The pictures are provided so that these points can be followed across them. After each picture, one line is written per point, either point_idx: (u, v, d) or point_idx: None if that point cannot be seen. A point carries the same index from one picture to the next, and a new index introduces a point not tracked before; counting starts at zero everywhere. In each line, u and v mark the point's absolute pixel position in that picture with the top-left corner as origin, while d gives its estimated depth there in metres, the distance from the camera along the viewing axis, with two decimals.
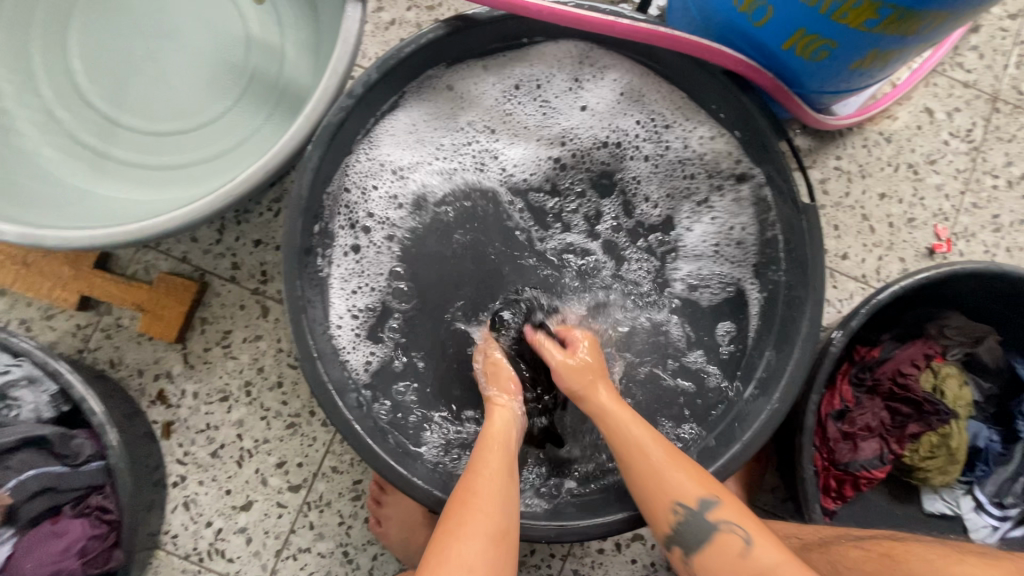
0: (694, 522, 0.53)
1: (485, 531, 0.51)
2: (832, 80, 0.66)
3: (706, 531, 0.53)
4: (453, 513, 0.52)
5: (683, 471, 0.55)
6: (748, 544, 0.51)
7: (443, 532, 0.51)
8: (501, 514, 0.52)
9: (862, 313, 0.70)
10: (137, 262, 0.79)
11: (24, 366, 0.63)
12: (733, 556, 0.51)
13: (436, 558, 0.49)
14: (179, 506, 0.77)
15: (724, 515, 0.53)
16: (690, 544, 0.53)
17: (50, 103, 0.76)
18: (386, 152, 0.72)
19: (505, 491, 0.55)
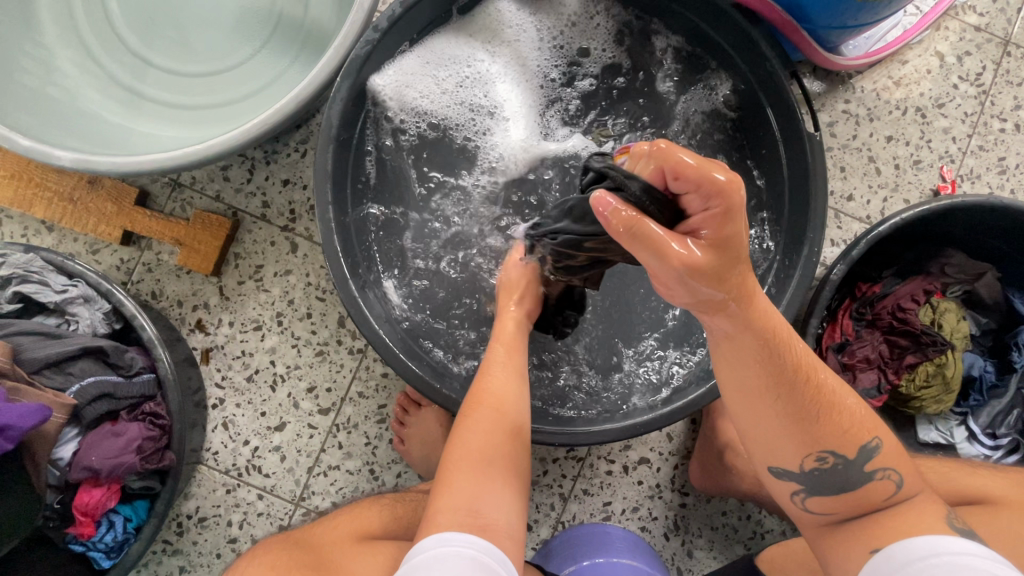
0: (846, 466, 0.51)
1: (498, 429, 0.58)
2: (839, 15, 0.68)
3: (859, 477, 0.51)
4: (467, 414, 0.59)
5: (858, 411, 0.51)
6: (897, 488, 0.51)
7: (459, 432, 0.58)
8: (511, 414, 0.59)
9: (862, 244, 0.72)
10: (174, 200, 0.84)
11: (80, 286, 0.68)
12: (878, 496, 0.51)
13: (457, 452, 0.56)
14: (219, 426, 0.83)
15: (881, 461, 0.51)
16: (839, 484, 0.51)
17: (89, 47, 0.80)
18: (400, 93, 0.74)
19: (518, 391, 0.62)
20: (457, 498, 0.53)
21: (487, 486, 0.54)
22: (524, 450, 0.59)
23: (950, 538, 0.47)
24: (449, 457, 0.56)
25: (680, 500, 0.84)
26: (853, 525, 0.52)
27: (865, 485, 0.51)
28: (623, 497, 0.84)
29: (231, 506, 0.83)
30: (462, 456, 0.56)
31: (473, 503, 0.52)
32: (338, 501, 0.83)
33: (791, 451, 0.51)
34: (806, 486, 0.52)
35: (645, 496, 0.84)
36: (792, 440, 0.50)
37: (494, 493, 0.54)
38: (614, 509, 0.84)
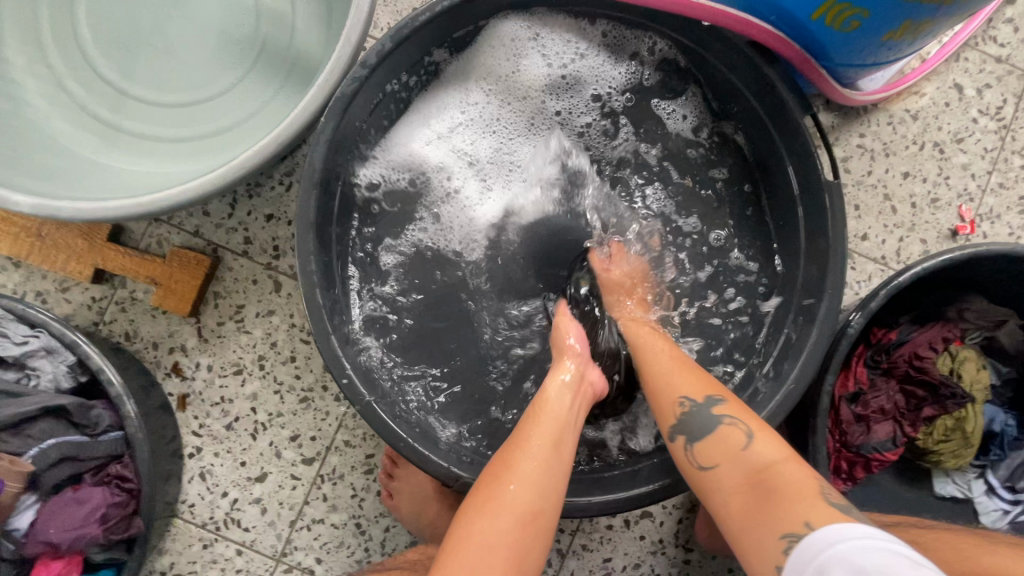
0: (698, 416, 0.55)
1: (514, 510, 0.51)
2: (860, 53, 0.64)
3: (709, 425, 0.54)
4: (483, 489, 0.52)
5: (688, 375, 0.58)
6: (749, 439, 0.52)
7: (469, 506, 0.52)
8: (532, 498, 0.52)
9: (882, 295, 0.68)
10: (149, 236, 0.79)
11: (41, 337, 0.63)
12: (734, 448, 0.52)
13: (462, 530, 0.50)
14: (196, 477, 0.78)
15: (728, 411, 0.54)
16: (695, 431, 0.54)
17: (60, 74, 0.75)
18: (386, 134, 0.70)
19: (549, 463, 0.54)
20: None
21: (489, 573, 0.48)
22: (542, 541, 0.52)
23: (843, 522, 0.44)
24: (454, 528, 0.51)
25: (684, 556, 0.80)
26: (724, 477, 0.52)
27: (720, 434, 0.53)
28: (624, 553, 0.80)
29: (208, 562, 0.78)
30: (465, 531, 0.50)
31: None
32: (322, 557, 0.78)
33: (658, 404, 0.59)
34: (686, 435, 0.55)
35: (648, 552, 0.80)
36: (660, 405, 0.58)
37: None
38: (614, 566, 0.79)
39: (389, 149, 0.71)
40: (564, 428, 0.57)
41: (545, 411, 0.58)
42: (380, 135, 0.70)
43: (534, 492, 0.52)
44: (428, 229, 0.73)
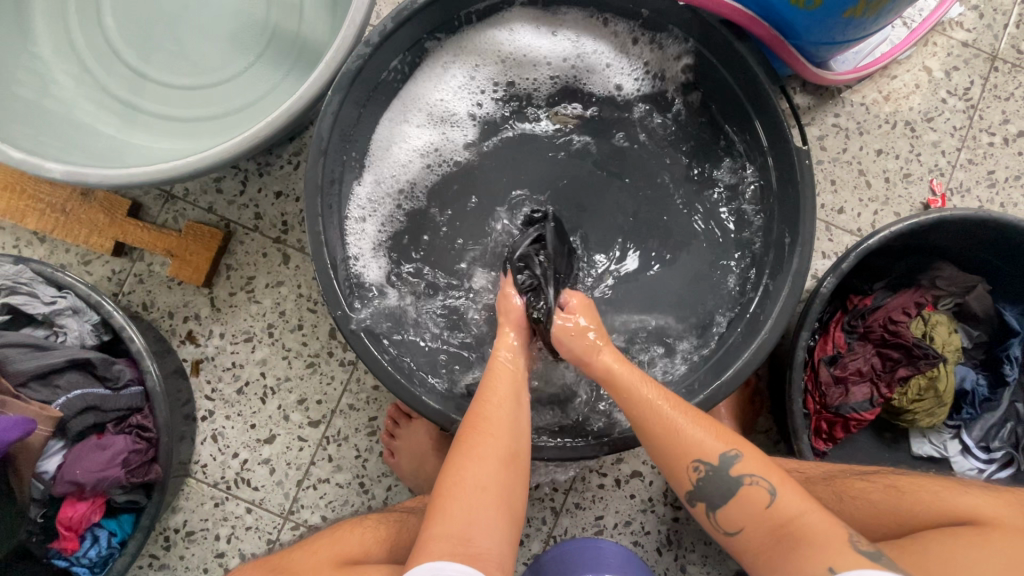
0: (715, 478, 0.55)
1: (498, 453, 0.56)
2: (826, 31, 0.69)
3: (728, 486, 0.55)
4: (465, 435, 0.57)
5: (705, 431, 0.57)
6: (771, 496, 0.53)
7: (456, 452, 0.56)
8: (508, 440, 0.57)
9: (852, 257, 0.72)
10: (166, 212, 0.84)
11: (69, 298, 0.68)
12: (758, 508, 0.54)
13: (451, 475, 0.54)
14: (208, 438, 0.83)
15: (746, 469, 0.55)
16: (712, 496, 0.55)
17: (85, 60, 0.80)
18: (391, 115, 0.75)
19: (517, 404, 0.60)
20: (451, 526, 0.51)
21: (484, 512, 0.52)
22: (520, 478, 0.57)
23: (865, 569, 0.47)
24: (444, 475, 0.55)
25: (673, 515, 0.83)
26: (751, 533, 0.54)
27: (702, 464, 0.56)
28: (615, 511, 0.83)
29: (219, 520, 0.82)
30: (458, 472, 0.54)
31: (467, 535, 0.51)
32: (327, 515, 0.82)
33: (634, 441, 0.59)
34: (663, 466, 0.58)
35: (638, 510, 0.83)
36: (668, 458, 0.57)
37: (488, 530, 0.52)
38: (605, 523, 0.83)
39: (396, 129, 0.75)
40: (519, 375, 0.63)
41: (502, 369, 0.63)
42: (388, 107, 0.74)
43: (505, 434, 0.57)
44: (438, 207, 0.78)
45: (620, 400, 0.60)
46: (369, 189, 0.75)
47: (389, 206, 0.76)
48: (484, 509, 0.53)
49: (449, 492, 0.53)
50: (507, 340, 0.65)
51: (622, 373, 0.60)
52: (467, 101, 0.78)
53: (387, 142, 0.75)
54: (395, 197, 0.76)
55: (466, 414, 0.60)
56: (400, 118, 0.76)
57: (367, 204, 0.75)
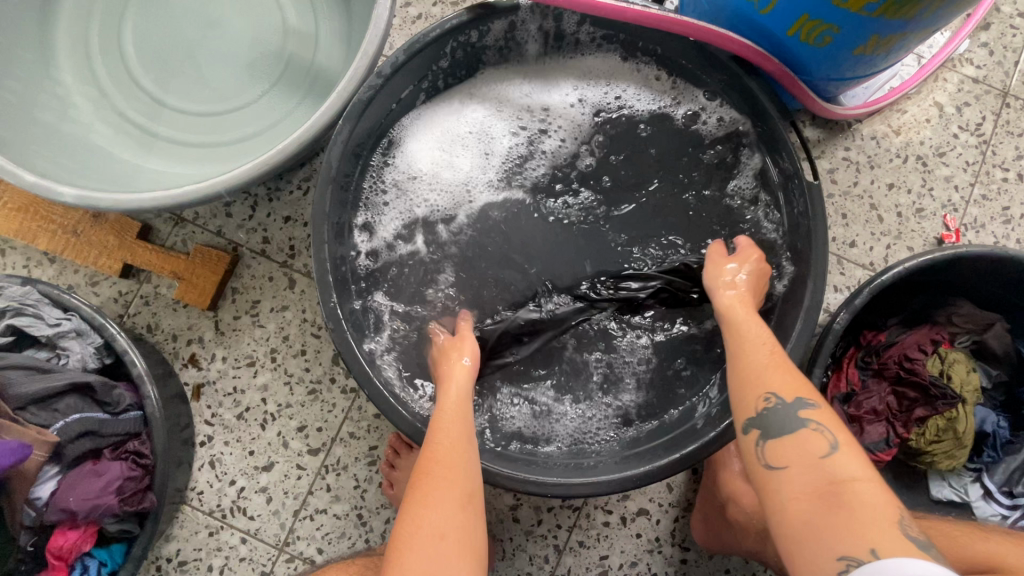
0: (781, 414, 0.52)
1: (450, 494, 0.54)
2: (837, 67, 0.69)
3: (791, 425, 0.51)
4: (417, 486, 0.55)
5: (784, 374, 0.54)
6: (832, 449, 0.49)
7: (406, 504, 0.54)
8: (464, 479, 0.56)
9: (865, 293, 0.71)
10: (175, 235, 0.85)
11: (73, 320, 0.68)
12: (813, 455, 0.49)
13: (407, 527, 0.53)
14: (206, 464, 0.81)
15: (815, 416, 0.51)
16: (772, 432, 0.52)
17: (104, 86, 0.82)
18: (409, 134, 0.76)
19: (463, 432, 0.60)
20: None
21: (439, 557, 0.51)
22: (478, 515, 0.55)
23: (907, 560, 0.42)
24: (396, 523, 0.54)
25: (681, 556, 0.80)
26: (792, 479, 0.48)
27: (835, 484, 0.46)
28: (621, 551, 0.80)
29: (213, 549, 0.80)
30: (408, 518, 0.53)
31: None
32: (323, 547, 0.80)
33: (741, 409, 0.54)
34: (761, 433, 0.52)
35: (644, 551, 0.80)
36: (789, 449, 0.50)
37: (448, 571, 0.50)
38: (610, 563, 0.80)
39: (412, 147, 0.76)
40: (462, 405, 0.63)
41: (448, 408, 0.62)
42: (393, 127, 0.75)
43: (459, 475, 0.56)
44: (446, 232, 0.77)
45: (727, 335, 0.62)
46: (375, 207, 0.75)
47: (396, 226, 0.76)
48: (445, 556, 0.51)
49: (405, 546, 0.52)
50: (454, 376, 0.66)
51: (745, 322, 0.61)
52: (482, 129, 0.78)
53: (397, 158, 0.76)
54: (402, 218, 0.76)
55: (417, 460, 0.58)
56: (416, 137, 0.76)
57: (373, 222, 0.75)
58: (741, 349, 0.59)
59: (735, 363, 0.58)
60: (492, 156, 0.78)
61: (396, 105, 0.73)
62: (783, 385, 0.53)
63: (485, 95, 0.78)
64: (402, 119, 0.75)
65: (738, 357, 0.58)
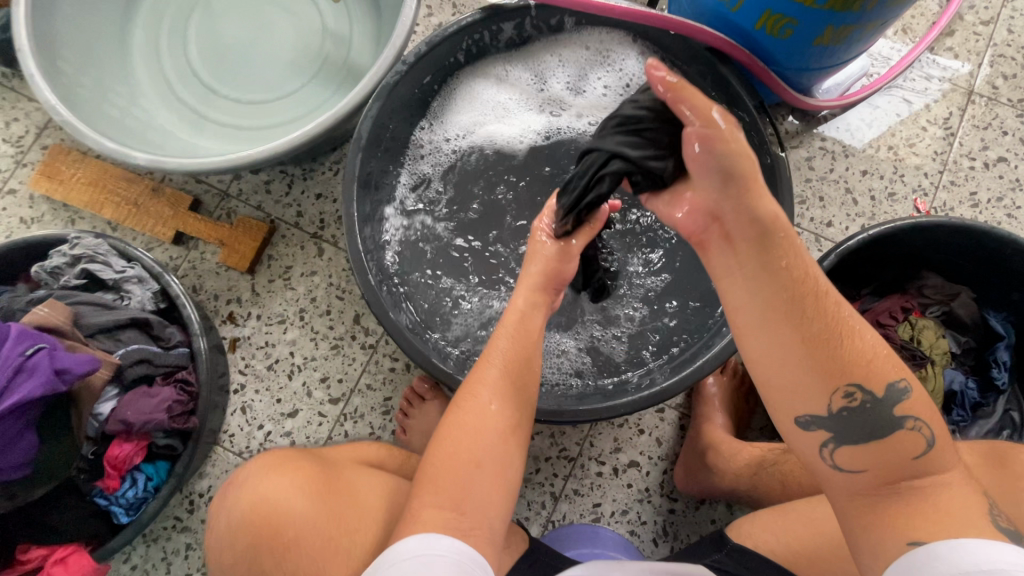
0: (870, 410, 0.48)
1: (499, 424, 0.57)
2: (802, 58, 0.79)
3: (880, 423, 0.48)
4: (462, 401, 0.59)
5: (873, 350, 0.49)
6: (928, 447, 0.47)
7: (454, 421, 0.57)
8: (511, 412, 0.58)
9: (832, 255, 0.78)
10: (221, 208, 0.96)
11: (135, 268, 0.78)
12: (904, 457, 0.47)
13: (452, 443, 0.56)
14: (238, 410, 0.90)
15: (913, 411, 0.48)
16: (857, 431, 0.48)
17: (169, 79, 0.96)
18: (432, 118, 0.88)
19: (529, 369, 0.61)
20: (452, 492, 0.53)
21: (482, 483, 0.54)
22: (518, 447, 0.59)
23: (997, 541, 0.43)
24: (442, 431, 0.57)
25: (669, 506, 0.86)
26: (870, 479, 0.48)
27: (917, 485, 0.47)
28: (612, 499, 0.86)
29: None
30: (457, 431, 0.56)
31: (463, 505, 0.53)
32: None
33: (810, 396, 0.49)
34: (834, 432, 0.49)
35: (634, 500, 0.86)
36: (868, 452, 0.48)
37: (489, 494, 0.54)
38: (603, 511, 0.86)
39: (432, 129, 0.88)
40: (523, 326, 0.63)
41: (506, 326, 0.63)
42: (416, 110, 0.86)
43: (510, 405, 0.59)
44: (456, 205, 0.88)
45: (784, 263, 0.49)
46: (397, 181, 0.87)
47: (412, 198, 0.87)
48: (485, 482, 0.55)
49: (450, 459, 0.55)
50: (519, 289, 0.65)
51: (798, 243, 0.50)
52: (492, 116, 0.90)
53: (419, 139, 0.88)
54: (417, 190, 0.88)
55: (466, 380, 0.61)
56: (437, 121, 0.88)
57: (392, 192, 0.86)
58: (806, 304, 0.48)
59: (813, 323, 0.48)
60: (492, 137, 0.90)
61: (417, 90, 0.84)
62: (884, 374, 0.48)
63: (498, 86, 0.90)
64: (431, 105, 0.88)
65: (816, 321, 0.48)
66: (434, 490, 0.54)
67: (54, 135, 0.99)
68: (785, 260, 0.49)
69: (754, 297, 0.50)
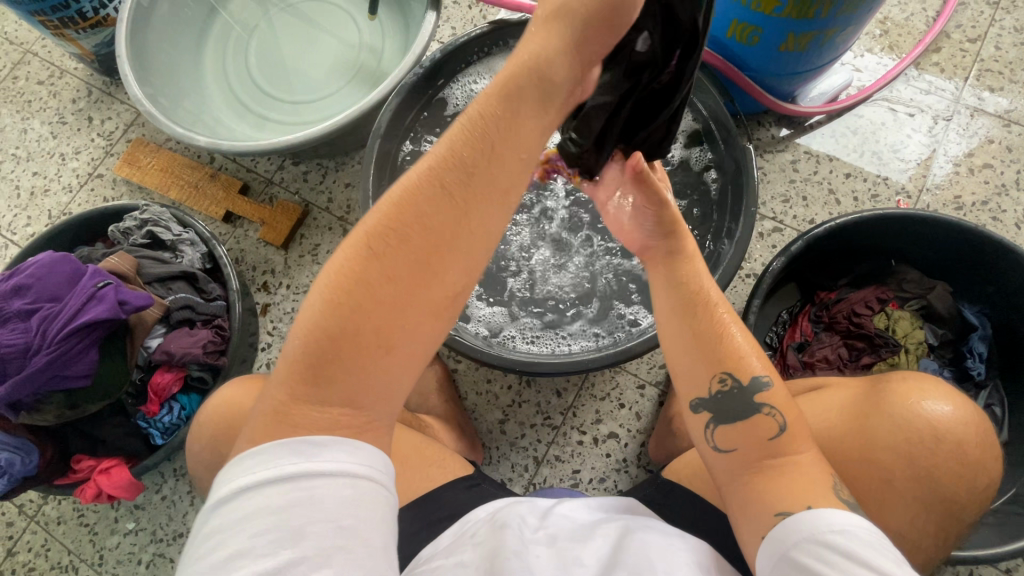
0: (739, 396, 0.54)
1: (422, 302, 0.44)
2: (774, 64, 0.88)
3: (748, 409, 0.53)
4: (393, 258, 0.43)
5: (750, 352, 0.56)
6: (782, 430, 0.52)
7: (373, 280, 0.43)
8: (450, 277, 0.45)
9: (799, 241, 0.84)
10: (265, 193, 1.12)
11: (189, 233, 0.93)
12: (761, 437, 0.52)
13: (363, 312, 0.42)
14: (263, 365, 1.03)
15: (770, 400, 0.53)
16: (727, 414, 0.54)
17: (232, 85, 1.14)
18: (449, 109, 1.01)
19: (484, 228, 0.45)
20: (355, 381, 0.42)
21: (389, 369, 0.43)
22: (448, 321, 0.46)
23: (837, 508, 0.47)
24: (338, 283, 0.43)
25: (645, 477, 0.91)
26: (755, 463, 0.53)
27: (774, 464, 0.51)
28: (591, 467, 0.92)
29: None
30: (365, 299, 0.42)
31: (359, 401, 0.42)
32: None
33: (696, 381, 0.56)
34: (715, 413, 0.55)
35: (612, 469, 0.92)
36: (739, 434, 0.53)
37: (393, 381, 0.44)
38: (581, 477, 0.92)
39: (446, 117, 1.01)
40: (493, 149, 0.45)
41: (469, 149, 0.45)
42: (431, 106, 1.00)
43: (450, 270, 0.45)
44: None
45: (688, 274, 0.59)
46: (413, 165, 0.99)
47: None
48: (396, 366, 0.44)
49: (354, 333, 0.42)
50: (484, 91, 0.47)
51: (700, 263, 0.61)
52: None
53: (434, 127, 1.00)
54: None
55: (401, 218, 0.44)
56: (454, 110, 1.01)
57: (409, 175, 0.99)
58: (699, 307, 0.57)
59: (698, 323, 0.56)
60: None
61: (432, 91, 0.98)
62: (753, 368, 0.55)
63: None
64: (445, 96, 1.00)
65: (707, 323, 0.56)
66: (315, 367, 0.42)
67: (138, 131, 1.18)
68: (692, 273, 0.60)
69: (668, 296, 0.60)
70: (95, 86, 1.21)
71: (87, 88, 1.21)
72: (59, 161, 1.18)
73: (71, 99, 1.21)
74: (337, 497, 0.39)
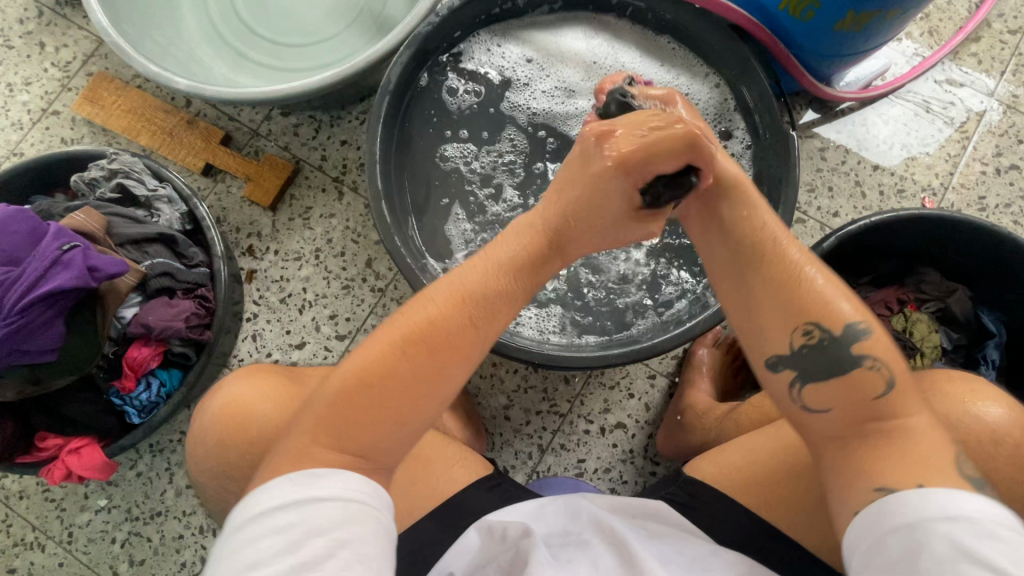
0: (833, 348, 0.47)
1: (430, 389, 0.47)
2: (823, 43, 0.81)
3: (844, 366, 0.47)
4: (416, 352, 0.46)
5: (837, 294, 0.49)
6: (889, 390, 0.45)
7: (391, 367, 0.46)
8: (455, 372, 0.48)
9: (833, 238, 0.80)
10: (250, 146, 1.01)
11: (166, 189, 0.83)
12: (866, 397, 0.46)
13: (374, 392, 0.45)
14: (248, 337, 0.95)
15: (874, 350, 0.47)
16: (816, 369, 0.47)
17: (212, 17, 1.00)
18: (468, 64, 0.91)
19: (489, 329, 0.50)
20: (356, 440, 0.44)
21: (389, 438, 0.46)
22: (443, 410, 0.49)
23: (957, 487, 0.40)
24: (359, 366, 0.46)
25: (650, 468, 0.89)
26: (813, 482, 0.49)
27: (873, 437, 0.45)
28: (597, 457, 0.90)
29: None
30: (380, 384, 0.45)
31: (370, 454, 0.45)
32: None
33: (772, 335, 0.49)
34: (801, 371, 0.48)
35: (618, 460, 0.90)
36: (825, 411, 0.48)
37: (388, 449, 0.46)
38: (586, 466, 0.89)
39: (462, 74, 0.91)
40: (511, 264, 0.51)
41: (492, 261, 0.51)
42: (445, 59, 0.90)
43: (455, 366, 0.48)
44: (472, 156, 0.90)
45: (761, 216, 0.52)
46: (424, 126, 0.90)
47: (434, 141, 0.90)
48: (390, 436, 0.45)
49: (362, 409, 0.45)
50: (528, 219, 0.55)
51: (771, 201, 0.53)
52: (522, 68, 0.92)
53: (447, 85, 0.91)
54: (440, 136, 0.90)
55: (425, 318, 0.48)
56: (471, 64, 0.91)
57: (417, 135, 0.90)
58: (773, 251, 0.50)
59: (777, 266, 0.49)
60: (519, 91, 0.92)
61: (447, 44, 0.88)
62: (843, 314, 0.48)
63: (533, 41, 0.92)
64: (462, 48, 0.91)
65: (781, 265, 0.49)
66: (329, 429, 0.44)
67: (99, 63, 1.03)
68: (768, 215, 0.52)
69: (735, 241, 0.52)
70: (46, 5, 1.04)
71: (37, 7, 1.04)
72: (5, 92, 1.03)
73: (17, 19, 1.05)
74: (340, 512, 0.40)
